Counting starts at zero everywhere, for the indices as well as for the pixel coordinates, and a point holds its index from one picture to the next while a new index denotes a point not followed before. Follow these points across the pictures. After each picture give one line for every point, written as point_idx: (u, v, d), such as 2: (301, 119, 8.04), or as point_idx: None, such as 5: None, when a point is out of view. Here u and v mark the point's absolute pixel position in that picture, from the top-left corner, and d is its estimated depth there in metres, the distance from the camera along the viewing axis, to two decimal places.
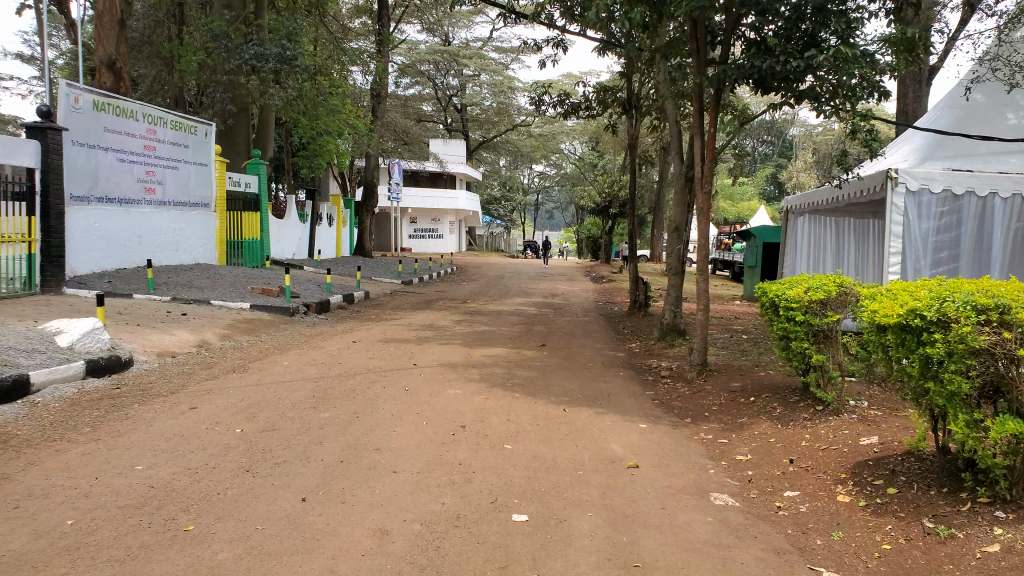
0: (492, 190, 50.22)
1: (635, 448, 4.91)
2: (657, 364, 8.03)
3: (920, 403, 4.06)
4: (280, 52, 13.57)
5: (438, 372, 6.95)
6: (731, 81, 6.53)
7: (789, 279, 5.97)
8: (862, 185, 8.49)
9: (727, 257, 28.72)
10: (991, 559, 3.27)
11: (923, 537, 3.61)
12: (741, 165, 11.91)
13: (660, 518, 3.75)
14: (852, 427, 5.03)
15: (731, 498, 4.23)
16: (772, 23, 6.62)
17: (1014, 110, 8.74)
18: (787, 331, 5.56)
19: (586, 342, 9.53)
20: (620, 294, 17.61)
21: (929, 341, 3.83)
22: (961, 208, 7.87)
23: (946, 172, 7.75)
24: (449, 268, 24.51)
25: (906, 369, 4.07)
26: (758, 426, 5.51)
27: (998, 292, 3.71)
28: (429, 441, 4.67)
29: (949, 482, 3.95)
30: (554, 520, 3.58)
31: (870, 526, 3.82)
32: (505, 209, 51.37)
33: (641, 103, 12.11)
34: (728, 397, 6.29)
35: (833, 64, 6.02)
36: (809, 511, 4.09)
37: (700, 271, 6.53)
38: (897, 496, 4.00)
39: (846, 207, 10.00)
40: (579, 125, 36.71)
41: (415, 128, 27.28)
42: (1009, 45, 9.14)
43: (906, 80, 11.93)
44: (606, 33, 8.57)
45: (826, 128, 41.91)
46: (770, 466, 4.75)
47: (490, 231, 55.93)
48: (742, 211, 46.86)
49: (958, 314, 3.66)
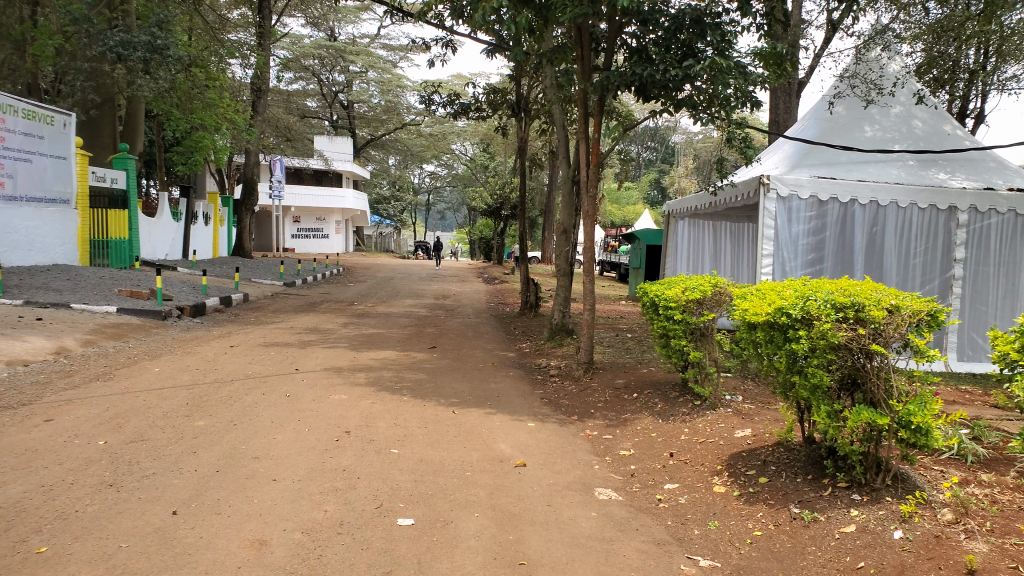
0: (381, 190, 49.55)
1: (522, 447, 4.96)
2: (546, 363, 8.15)
3: (786, 395, 4.32)
4: (150, 41, 12.71)
5: (323, 376, 6.79)
6: (614, 87, 6.71)
7: (668, 279, 6.21)
8: (737, 190, 8.92)
9: (614, 258, 29.57)
10: (848, 539, 3.55)
11: (789, 522, 3.84)
12: (626, 170, 12.27)
13: (546, 515, 3.81)
14: (728, 420, 5.29)
15: (614, 493, 4.35)
16: (652, 32, 6.88)
17: (870, 124, 9.44)
18: (667, 330, 5.78)
19: (476, 344, 9.55)
20: (511, 295, 17.77)
21: (794, 337, 4.07)
22: (826, 213, 8.42)
23: (811, 180, 8.27)
24: (337, 269, 24.00)
25: (774, 364, 4.32)
26: (640, 421, 5.68)
27: (854, 291, 3.99)
28: (312, 447, 4.55)
29: (813, 469, 4.23)
30: (440, 522, 3.56)
31: (743, 514, 4.02)
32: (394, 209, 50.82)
33: (529, 107, 12.24)
34: (613, 394, 6.47)
35: (708, 74, 6.30)
36: (688, 502, 4.26)
37: (586, 273, 6.68)
38: (768, 485, 4.23)
39: (723, 211, 10.51)
40: (469, 126, 36.79)
41: (298, 125, 26.49)
42: (865, 63, 9.84)
43: (777, 92, 12.64)
44: (495, 37, 8.60)
45: (706, 135, 43.86)
46: (652, 460, 4.91)
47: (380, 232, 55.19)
48: (628, 213, 48.31)
49: (820, 312, 3.90)
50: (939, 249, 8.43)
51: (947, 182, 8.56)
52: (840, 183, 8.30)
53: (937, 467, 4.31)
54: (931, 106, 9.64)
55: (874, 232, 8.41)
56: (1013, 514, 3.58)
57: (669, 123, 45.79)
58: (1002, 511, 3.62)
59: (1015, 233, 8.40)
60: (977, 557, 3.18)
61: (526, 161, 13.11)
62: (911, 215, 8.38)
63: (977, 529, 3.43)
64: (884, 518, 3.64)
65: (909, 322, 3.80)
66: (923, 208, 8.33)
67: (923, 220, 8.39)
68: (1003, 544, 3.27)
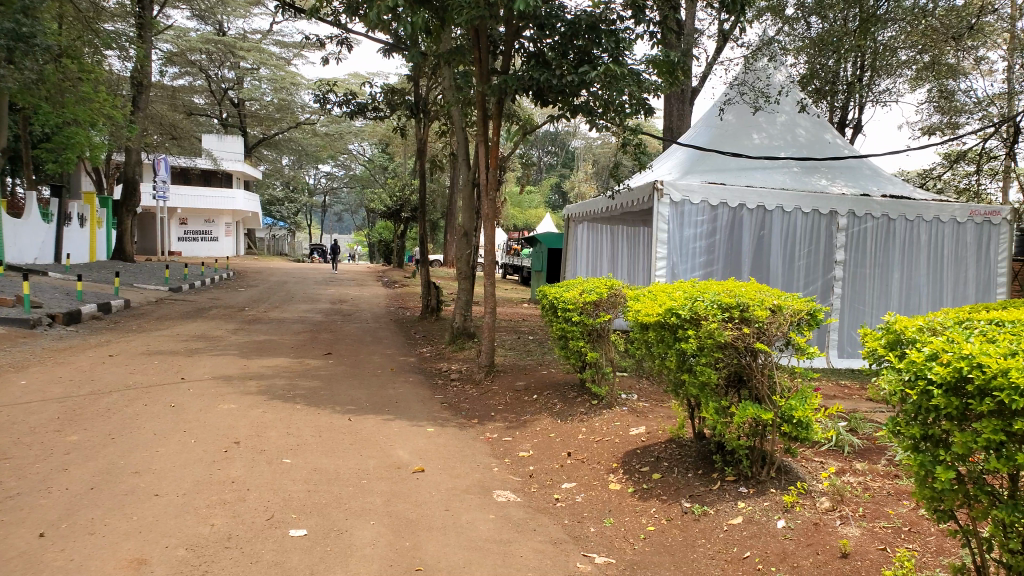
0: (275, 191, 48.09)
1: (420, 452, 4.92)
2: (446, 367, 8.12)
3: (677, 393, 4.47)
4: (14, 29, 11.87)
5: (212, 385, 6.52)
6: (511, 91, 6.78)
7: (566, 282, 6.31)
8: (633, 195, 9.15)
9: (517, 261, 29.84)
10: (735, 530, 3.71)
11: (681, 516, 3.97)
12: (528, 174, 12.40)
13: (443, 520, 3.79)
14: (624, 418, 5.42)
15: (513, 494, 4.37)
16: (549, 37, 7.02)
17: (758, 131, 9.91)
18: (565, 331, 5.86)
19: (374, 350, 9.41)
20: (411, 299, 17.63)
21: (684, 337, 4.22)
22: (718, 217, 8.74)
23: (703, 185, 8.58)
24: (229, 274, 23.14)
25: (666, 363, 4.46)
26: (539, 423, 5.74)
27: (739, 292, 4.18)
28: (198, 459, 4.36)
29: (703, 464, 4.40)
30: (334, 532, 3.48)
31: (637, 510, 4.12)
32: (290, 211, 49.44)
33: (428, 108, 12.17)
34: (513, 396, 6.51)
35: (603, 80, 6.46)
36: (584, 500, 4.33)
37: (486, 276, 6.70)
38: (661, 480, 4.36)
39: (621, 215, 10.77)
40: (368, 127, 36.26)
41: (184, 122, 25.35)
42: (753, 73, 10.30)
43: (672, 99, 13.08)
44: (392, 36, 8.54)
45: (605, 141, 44.92)
46: (550, 461, 4.97)
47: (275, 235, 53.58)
48: (529, 217, 48.82)
49: (707, 313, 4.05)
50: (820, 253, 8.93)
51: (828, 188, 9.11)
52: (729, 189, 8.62)
53: (817, 458, 4.56)
54: (812, 115, 10.21)
55: (761, 235, 8.83)
56: (882, 500, 3.94)
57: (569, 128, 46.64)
58: (872, 498, 3.98)
59: (888, 239, 9.09)
60: (850, 541, 3.48)
61: (424, 162, 13.02)
62: (795, 219, 8.84)
63: (851, 515, 3.74)
64: (768, 509, 3.84)
65: (791, 321, 4.03)
66: (806, 213, 8.80)
67: (806, 225, 8.87)
68: (874, 528, 3.62)
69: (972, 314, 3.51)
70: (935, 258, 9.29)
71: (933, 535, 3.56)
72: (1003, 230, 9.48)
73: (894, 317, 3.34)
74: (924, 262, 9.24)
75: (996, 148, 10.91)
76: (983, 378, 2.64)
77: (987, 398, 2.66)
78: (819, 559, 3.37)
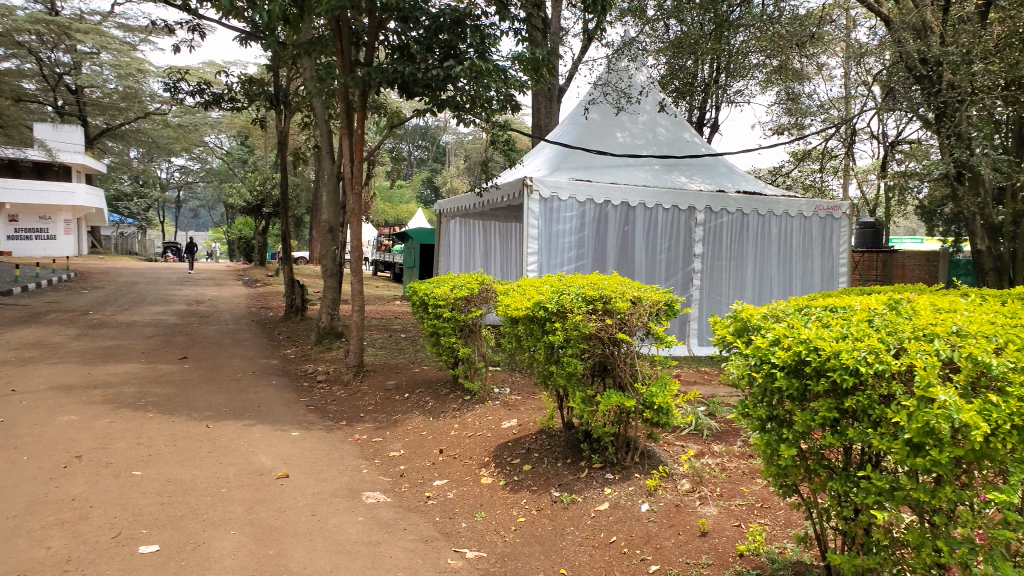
0: (123, 186, 44.96)
1: (285, 457, 4.75)
2: (313, 369, 7.89)
3: (547, 385, 4.56)
4: None
5: (49, 397, 6.01)
6: (375, 84, 6.68)
7: (436, 278, 6.29)
8: (502, 192, 9.22)
9: (388, 257, 29.49)
10: (602, 516, 3.82)
11: (550, 505, 4.04)
12: (398, 170, 12.26)
13: (310, 525, 3.67)
14: (496, 412, 5.46)
15: (383, 495, 4.30)
16: (413, 30, 6.96)
17: (621, 130, 10.26)
18: (436, 328, 5.84)
19: (235, 352, 8.99)
20: (276, 298, 17.02)
21: (551, 330, 4.30)
22: (586, 212, 8.94)
23: (571, 181, 8.76)
24: (70, 275, 21.41)
25: (535, 356, 4.54)
26: (410, 421, 5.68)
27: (603, 285, 4.31)
28: (33, 478, 4.00)
29: (572, 453, 4.51)
30: (190, 545, 3.30)
31: (508, 502, 4.16)
32: (140, 207, 46.39)
33: (289, 100, 11.76)
34: (383, 396, 6.42)
35: (469, 75, 6.47)
36: (456, 496, 4.32)
37: (353, 273, 6.56)
38: (531, 472, 4.43)
39: (492, 211, 10.85)
40: (227, 118, 34.62)
41: (15, 109, 23.16)
42: (616, 73, 10.58)
43: (540, 96, 13.30)
44: (248, 24, 8.19)
45: (475, 137, 45.15)
46: (421, 459, 4.93)
47: (125, 233, 50.15)
48: (400, 212, 48.32)
49: (573, 305, 4.16)
50: (682, 246, 9.36)
51: (687, 185, 9.58)
52: (596, 185, 8.87)
53: (678, 442, 4.77)
54: (672, 114, 10.71)
55: (627, 230, 9.15)
56: (737, 479, 4.20)
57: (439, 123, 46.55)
58: (729, 478, 4.23)
59: (742, 233, 9.68)
60: (708, 520, 3.68)
61: (287, 157, 12.58)
62: (657, 215, 9.23)
63: (709, 495, 3.96)
64: (633, 493, 3.99)
65: (650, 312, 4.21)
66: (667, 208, 9.22)
67: (668, 220, 9.28)
68: (729, 505, 3.85)
69: (810, 301, 3.79)
70: (784, 251, 9.99)
71: (782, 509, 3.83)
72: (842, 224, 10.32)
73: (742, 305, 3.55)
74: (774, 254, 9.90)
75: (835, 147, 11.82)
76: (818, 359, 2.85)
77: (822, 377, 2.88)
78: (680, 539, 3.53)
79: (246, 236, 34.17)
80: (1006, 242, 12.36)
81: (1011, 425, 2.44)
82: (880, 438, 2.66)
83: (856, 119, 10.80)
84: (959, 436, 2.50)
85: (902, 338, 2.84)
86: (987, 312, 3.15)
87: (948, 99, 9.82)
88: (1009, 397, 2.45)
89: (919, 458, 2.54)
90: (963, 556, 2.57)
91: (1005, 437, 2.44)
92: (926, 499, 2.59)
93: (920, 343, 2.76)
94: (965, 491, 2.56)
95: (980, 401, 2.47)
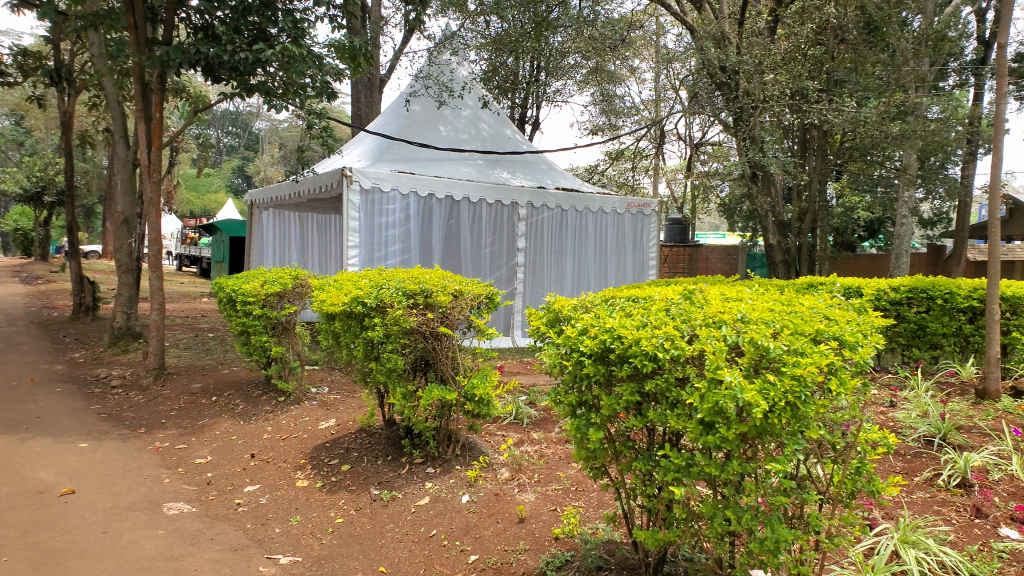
0: None
1: (70, 472, 4.32)
2: (107, 373, 7.23)
3: (366, 383, 4.47)
4: None
5: None
6: (174, 65, 6.24)
7: (247, 273, 6.00)
8: (319, 181, 8.88)
9: (194, 251, 27.68)
10: (423, 511, 3.84)
11: (369, 504, 3.98)
12: (205, 158, 11.53)
13: (100, 544, 3.36)
14: (313, 413, 5.37)
15: (186, 505, 4.02)
16: (218, 10, 6.58)
17: (444, 123, 10.31)
18: (246, 326, 5.55)
19: (13, 358, 8.03)
20: (61, 297, 15.41)
21: (369, 326, 4.21)
22: (409, 205, 8.85)
23: (393, 173, 8.62)
24: None
25: (353, 352, 4.43)
26: (218, 426, 5.37)
27: (422, 279, 4.31)
28: None
29: (392, 450, 4.50)
30: None
31: (326, 504, 4.04)
32: None
33: (75, 77, 10.65)
34: (187, 400, 6.02)
35: (282, 60, 6.22)
36: (269, 501, 4.13)
37: (151, 268, 6.08)
38: (350, 472, 4.35)
39: (308, 203, 10.48)
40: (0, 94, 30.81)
41: None
42: (437, 66, 10.55)
43: (360, 86, 13.04)
44: None
45: (291, 125, 43.47)
46: (231, 464, 4.67)
47: None
48: (209, 203, 45.51)
49: (392, 300, 4.10)
50: (505, 240, 9.56)
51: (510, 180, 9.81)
52: (419, 177, 8.82)
53: (499, 432, 4.96)
54: (493, 110, 10.96)
55: (451, 223, 9.20)
56: (554, 465, 4.42)
57: (252, 109, 44.33)
58: (546, 464, 4.45)
59: (562, 228, 10.06)
60: (525, 507, 3.82)
61: (74, 140, 11.41)
62: (481, 209, 9.38)
63: (527, 482, 4.14)
64: (453, 486, 4.07)
65: (471, 306, 4.30)
66: (490, 203, 9.37)
67: (491, 214, 9.43)
68: (546, 491, 4.04)
69: (616, 292, 3.99)
70: (600, 246, 10.50)
71: (594, 492, 4.05)
72: (652, 221, 11.03)
73: (554, 296, 3.67)
74: (592, 249, 10.39)
75: (646, 148, 12.57)
76: (623, 347, 3.01)
77: (626, 363, 3.04)
78: (498, 527, 3.63)
79: (27, 228, 30.66)
80: (791, 237, 13.75)
81: (786, 401, 2.69)
82: (678, 418, 2.84)
83: (664, 121, 11.55)
84: (742, 413, 2.72)
85: (694, 325, 3.06)
86: (767, 301, 3.47)
87: (743, 105, 10.74)
88: (785, 375, 2.70)
89: (710, 436, 2.74)
90: (748, 522, 2.80)
91: (781, 412, 2.68)
92: (716, 473, 2.80)
93: (710, 329, 2.98)
94: (749, 463, 2.79)
95: (760, 379, 2.69)
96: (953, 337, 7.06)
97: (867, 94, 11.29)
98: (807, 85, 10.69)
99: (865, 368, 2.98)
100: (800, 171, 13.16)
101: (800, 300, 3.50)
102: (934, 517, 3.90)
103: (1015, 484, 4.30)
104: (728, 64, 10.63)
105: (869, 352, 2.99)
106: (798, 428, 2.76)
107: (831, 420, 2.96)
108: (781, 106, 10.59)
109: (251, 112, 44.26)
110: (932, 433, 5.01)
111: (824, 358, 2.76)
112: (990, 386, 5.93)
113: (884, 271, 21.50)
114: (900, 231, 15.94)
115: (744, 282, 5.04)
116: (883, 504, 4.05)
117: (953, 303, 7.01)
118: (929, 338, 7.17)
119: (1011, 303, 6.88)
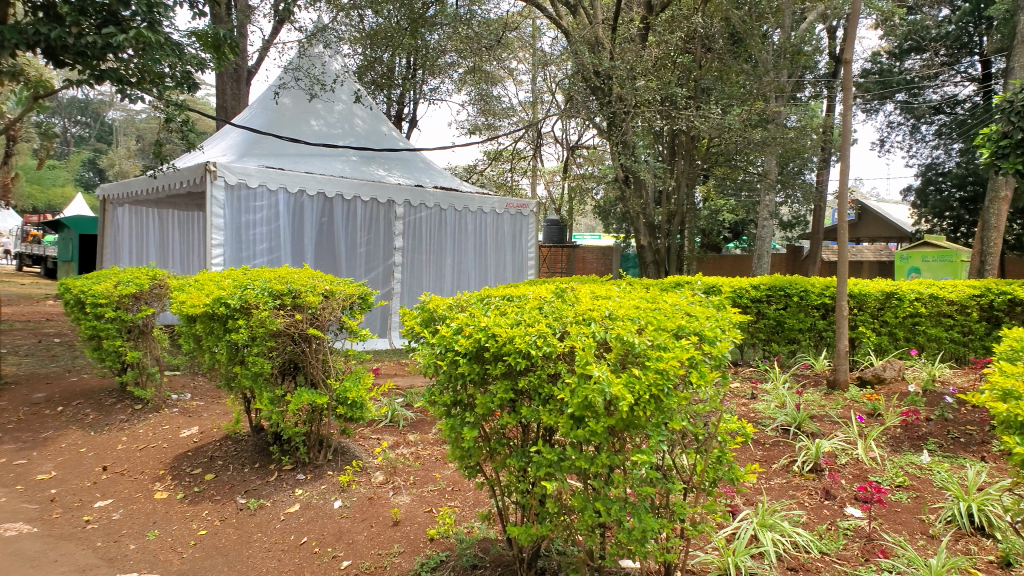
0: None
1: None
2: None
3: (231, 388, 4.28)
4: None
5: None
6: (10, 46, 5.78)
7: (98, 273, 5.61)
8: (180, 176, 8.42)
9: (39, 250, 25.53)
10: (292, 518, 3.72)
11: (235, 514, 3.81)
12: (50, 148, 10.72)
13: None
14: (172, 421, 5.14)
15: (27, 526, 3.70)
16: None
17: (316, 118, 10.02)
18: (97, 330, 5.20)
19: None
20: None
21: (233, 328, 4.03)
22: (279, 202, 8.55)
23: (261, 169, 8.30)
24: None
25: (216, 356, 4.23)
26: (65, 438, 4.99)
27: (290, 279, 4.17)
28: None
29: (260, 457, 4.35)
30: None
31: (187, 516, 3.82)
32: None
33: None
34: (29, 410, 5.55)
35: (136, 46, 5.92)
36: (123, 517, 3.86)
37: None
38: (213, 482, 4.15)
39: (168, 198, 9.93)
40: None
41: None
42: (309, 59, 10.14)
43: (225, 77, 12.47)
44: None
45: (151, 116, 40.97)
46: (79, 479, 4.33)
47: None
48: (58, 198, 42.16)
49: (258, 301, 3.94)
50: (381, 240, 9.41)
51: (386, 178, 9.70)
52: (289, 173, 8.54)
53: (374, 435, 4.89)
54: (369, 106, 10.80)
55: (324, 222, 8.97)
56: (430, 466, 4.40)
57: (107, 98, 41.47)
58: (422, 465, 4.42)
59: (440, 228, 10.02)
60: (399, 509, 3.78)
61: None
62: (357, 208, 9.19)
63: (402, 484, 4.10)
64: (325, 492, 3.97)
65: (344, 307, 4.21)
66: (365, 201, 9.21)
67: (367, 213, 9.27)
68: (421, 493, 4.00)
69: (490, 292, 4.01)
70: (479, 246, 10.54)
71: (470, 492, 4.05)
72: (529, 222, 11.20)
73: (429, 296, 3.64)
74: (470, 249, 10.41)
75: (523, 149, 12.75)
76: (496, 345, 3.02)
77: (499, 361, 3.06)
78: (371, 531, 3.56)
79: None
80: (662, 238, 14.31)
81: (651, 394, 2.77)
82: (549, 414, 2.87)
83: (541, 123, 11.74)
84: (610, 407, 2.78)
85: (565, 322, 3.11)
86: (634, 298, 3.58)
87: (616, 110, 11.09)
88: (649, 369, 2.79)
89: (580, 430, 2.78)
90: (617, 513, 2.87)
91: (646, 405, 2.76)
92: (586, 466, 2.84)
93: (580, 326, 3.03)
94: (617, 456, 2.86)
95: (626, 373, 2.76)
96: (808, 332, 7.56)
97: (732, 101, 12.30)
98: (675, 92, 11.16)
99: (723, 361, 3.12)
100: (670, 174, 13.73)
101: (665, 297, 3.63)
102: (789, 500, 4.15)
103: (860, 466, 4.65)
104: (601, 70, 10.95)
105: (727, 346, 3.13)
106: (662, 420, 2.85)
107: (693, 412, 3.07)
108: (652, 112, 11.01)
109: (106, 100, 41.39)
110: (789, 422, 5.34)
111: (686, 352, 2.87)
112: (839, 377, 6.38)
113: (746, 270, 22.79)
114: (760, 233, 16.94)
115: (617, 282, 5.18)
116: (744, 490, 4.27)
117: (808, 300, 7.51)
118: (786, 333, 7.65)
119: (858, 299, 7.45)
